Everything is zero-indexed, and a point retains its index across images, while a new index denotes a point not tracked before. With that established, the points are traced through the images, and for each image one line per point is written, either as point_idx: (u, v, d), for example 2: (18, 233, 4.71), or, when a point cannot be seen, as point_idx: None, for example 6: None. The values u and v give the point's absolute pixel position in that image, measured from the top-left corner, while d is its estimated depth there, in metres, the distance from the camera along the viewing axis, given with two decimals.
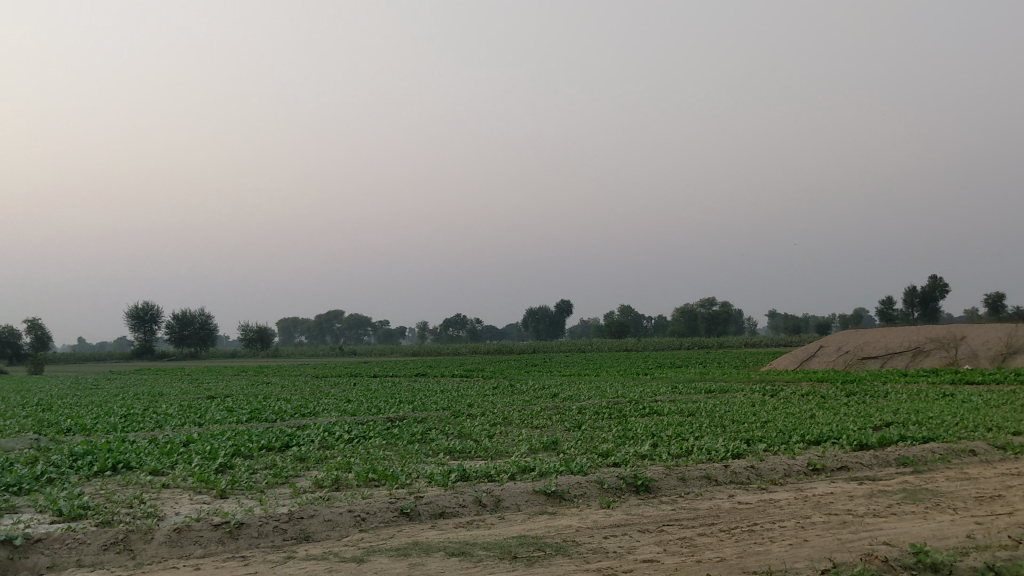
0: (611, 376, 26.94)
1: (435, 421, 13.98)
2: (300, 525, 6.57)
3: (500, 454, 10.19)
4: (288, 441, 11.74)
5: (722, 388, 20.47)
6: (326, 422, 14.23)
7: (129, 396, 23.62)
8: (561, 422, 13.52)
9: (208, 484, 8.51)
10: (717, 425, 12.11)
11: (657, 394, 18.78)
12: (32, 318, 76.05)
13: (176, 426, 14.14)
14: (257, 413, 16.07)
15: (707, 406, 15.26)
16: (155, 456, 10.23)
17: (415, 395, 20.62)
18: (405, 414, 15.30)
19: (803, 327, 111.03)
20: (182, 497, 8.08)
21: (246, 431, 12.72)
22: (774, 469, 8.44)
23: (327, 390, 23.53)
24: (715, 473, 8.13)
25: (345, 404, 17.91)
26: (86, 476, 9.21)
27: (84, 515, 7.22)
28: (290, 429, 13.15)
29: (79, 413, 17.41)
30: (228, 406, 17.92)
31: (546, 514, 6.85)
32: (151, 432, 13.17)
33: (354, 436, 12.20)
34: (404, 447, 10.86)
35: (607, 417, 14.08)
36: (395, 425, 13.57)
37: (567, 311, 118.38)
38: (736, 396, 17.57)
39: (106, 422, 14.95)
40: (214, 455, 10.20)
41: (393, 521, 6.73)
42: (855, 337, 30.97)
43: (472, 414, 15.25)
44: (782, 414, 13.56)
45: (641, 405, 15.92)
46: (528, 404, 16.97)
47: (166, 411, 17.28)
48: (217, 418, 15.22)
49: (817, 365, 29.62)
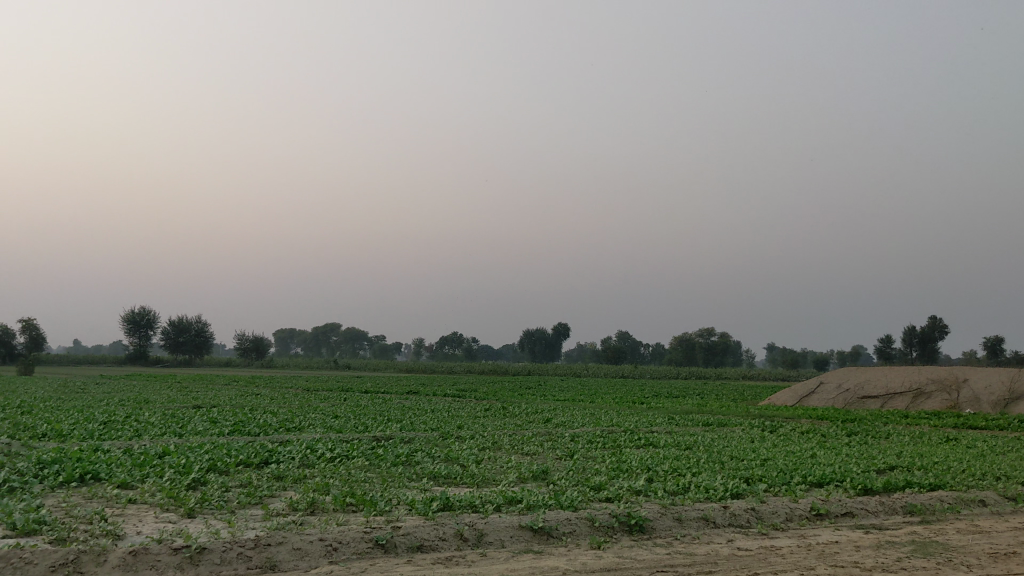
0: (606, 404, 26.47)
1: (422, 443, 13.51)
2: (267, 553, 6.11)
3: (488, 482, 9.73)
4: (267, 457, 11.28)
5: (719, 421, 20.00)
6: (310, 438, 13.76)
7: (115, 401, 23.18)
8: (553, 450, 13.06)
9: (176, 501, 8.04)
10: (714, 462, 11.66)
11: (652, 424, 18.31)
12: (27, 317, 75.62)
13: (154, 436, 13.66)
14: (241, 426, 15.58)
15: (704, 440, 14.79)
16: (126, 467, 9.75)
17: (405, 413, 20.15)
18: (393, 434, 14.82)
19: (800, 361, 110.46)
20: (147, 514, 7.61)
21: (226, 445, 12.25)
22: (775, 513, 7.99)
23: (316, 405, 23.05)
24: (713, 515, 7.68)
25: (332, 421, 17.42)
26: (50, 487, 8.73)
27: (39, 530, 6.75)
28: (271, 445, 12.67)
29: (59, 417, 16.95)
30: (212, 417, 17.44)
31: (532, 552, 6.40)
32: (127, 441, 12.69)
33: (337, 455, 11.73)
34: (387, 470, 10.39)
35: (601, 446, 13.62)
36: (381, 445, 13.10)
37: (565, 335, 117.88)
38: (734, 431, 17.10)
39: (83, 429, 14.47)
40: (188, 469, 9.73)
41: (366, 553, 6.27)
42: (856, 375, 30.48)
43: (461, 437, 14.78)
44: (782, 452, 13.11)
45: (637, 436, 15.47)
46: (520, 429, 16.49)
47: (148, 419, 16.80)
48: (199, 429, 14.75)
49: (816, 402, 29.14)
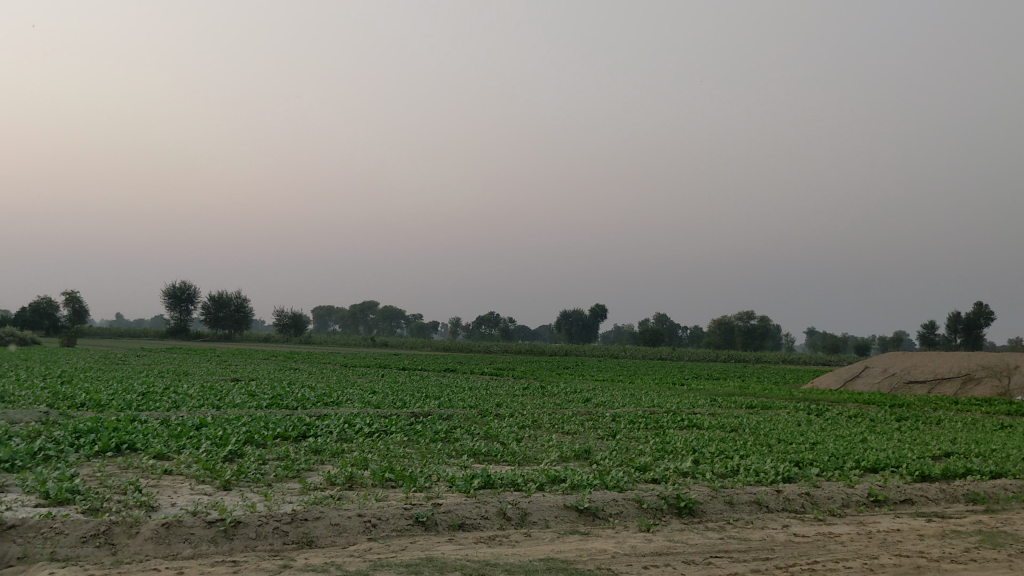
0: (645, 385, 26.12)
1: (461, 420, 13.28)
2: (303, 528, 5.89)
3: (530, 460, 9.47)
4: (305, 431, 11.10)
5: (763, 404, 19.59)
6: (348, 413, 13.59)
7: (154, 373, 23.27)
8: (595, 429, 12.76)
9: (211, 473, 7.86)
10: (762, 445, 11.31)
11: (694, 406, 17.95)
12: (70, 290, 76.60)
13: (192, 408, 13.56)
14: (279, 399, 15.44)
15: (750, 423, 14.41)
16: (162, 438, 9.60)
17: (443, 390, 19.95)
18: (431, 411, 14.61)
19: (841, 346, 109.07)
20: (182, 486, 7.42)
21: (263, 418, 12.09)
22: (831, 498, 7.64)
23: (354, 380, 22.92)
24: (765, 499, 7.35)
25: (370, 396, 17.30)
26: (86, 456, 8.60)
27: (72, 500, 6.59)
28: (308, 418, 12.50)
29: (98, 387, 16.96)
30: (249, 390, 17.37)
31: (578, 534, 6.12)
32: (165, 412, 12.59)
33: (375, 430, 11.52)
34: (426, 446, 10.16)
35: (643, 427, 13.30)
36: (419, 421, 12.89)
37: (601, 316, 117.44)
38: (779, 414, 16.70)
39: (122, 399, 14.42)
40: (225, 441, 9.55)
41: (406, 531, 6.03)
42: (902, 359, 29.84)
43: (500, 415, 14.54)
44: (831, 436, 12.71)
45: (679, 417, 15.13)
46: (560, 408, 16.21)
47: (187, 391, 16.73)
48: (236, 402, 14.66)
49: (861, 387, 28.59)
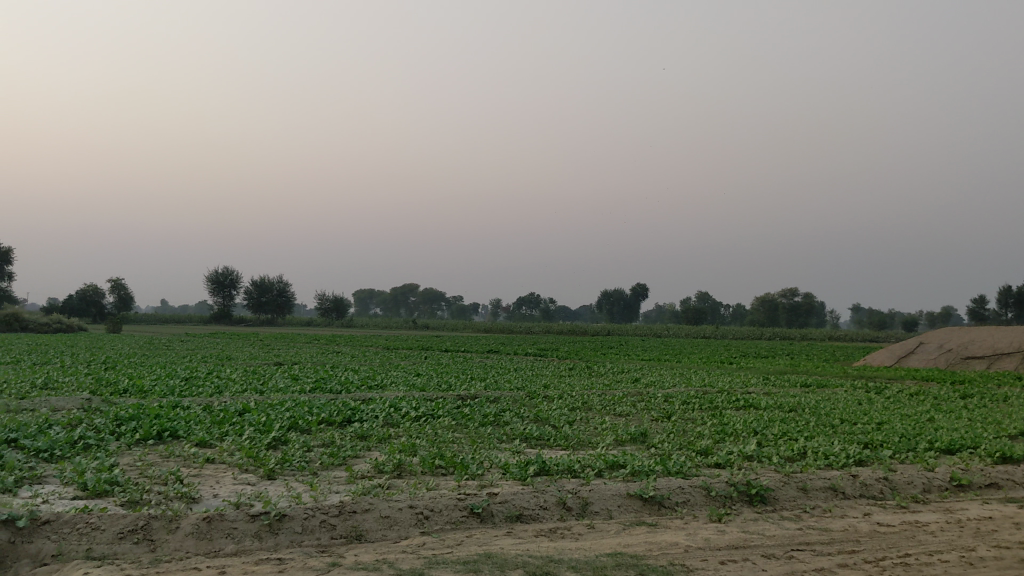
0: (693, 363, 25.59)
1: (510, 403, 12.89)
2: (352, 521, 5.53)
3: (585, 444, 9.06)
4: (350, 416, 10.77)
5: (819, 382, 18.98)
6: (393, 396, 13.26)
7: (198, 359, 23.20)
8: (648, 411, 12.32)
9: (255, 461, 7.54)
10: (826, 426, 10.79)
11: (748, 385, 17.41)
12: (115, 278, 77.49)
13: (235, 393, 13.30)
14: (322, 383, 15.17)
15: (808, 403, 13.88)
16: (205, 425, 9.30)
17: (488, 372, 19.59)
18: (478, 393, 14.24)
19: (889, 322, 107.27)
20: (225, 476, 7.10)
21: (307, 403, 11.79)
22: (910, 483, 7.15)
23: (397, 363, 22.67)
24: (840, 484, 6.88)
25: (414, 379, 16.99)
26: (126, 445, 8.31)
27: (111, 492, 6.30)
28: (352, 402, 12.17)
29: (142, 373, 16.83)
30: (292, 375, 17.15)
31: (645, 526, 5.70)
32: (208, 398, 12.35)
33: (422, 414, 11.17)
34: (475, 431, 9.77)
35: (698, 408, 12.83)
36: (466, 404, 12.53)
37: (643, 295, 116.62)
38: (837, 393, 16.12)
39: (164, 386, 14.22)
40: (268, 428, 9.23)
41: (461, 523, 5.65)
42: (959, 334, 28.96)
43: (549, 397, 14.13)
44: (897, 416, 12.16)
45: (734, 397, 14.63)
46: (610, 389, 15.76)
47: (230, 377, 16.52)
48: (279, 386, 14.40)
49: (916, 363, 27.83)
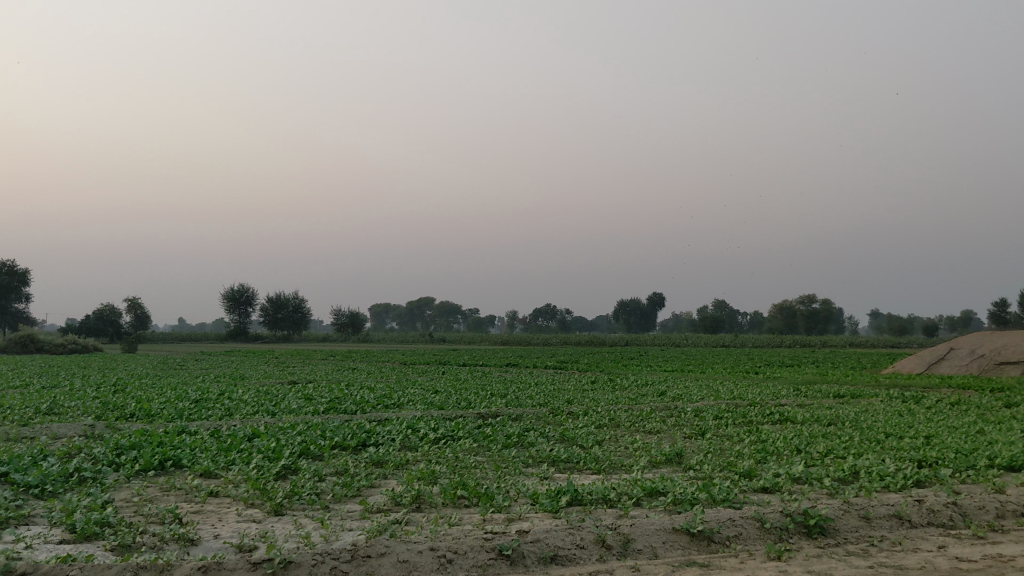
0: (718, 374, 24.93)
1: (533, 421, 12.26)
2: (366, 567, 4.92)
3: (617, 468, 8.43)
4: (365, 439, 10.16)
5: (852, 392, 18.26)
6: (410, 416, 12.64)
7: (209, 378, 22.65)
8: (680, 428, 11.66)
9: (262, 494, 6.95)
10: (873, 442, 10.13)
11: (779, 397, 16.70)
12: (132, 297, 77.55)
13: (246, 416, 12.71)
14: (336, 403, 14.57)
15: (847, 415, 13.21)
16: (210, 453, 8.71)
17: (508, 387, 18.94)
18: (499, 411, 13.60)
19: (909, 327, 106.16)
20: (228, 512, 6.50)
21: (319, 425, 11.19)
22: (981, 507, 6.49)
23: (414, 379, 22.07)
24: (905, 511, 6.22)
25: (432, 396, 16.38)
26: (125, 477, 7.72)
27: (102, 535, 5.70)
28: (367, 424, 11.55)
29: (151, 396, 16.26)
30: (306, 394, 16.54)
31: (695, 566, 5.07)
32: (217, 422, 11.76)
33: (441, 436, 10.54)
34: (498, 454, 9.15)
35: (732, 423, 12.18)
36: (488, 423, 11.90)
37: (659, 304, 115.77)
38: (874, 403, 15.43)
39: (172, 408, 13.66)
40: (277, 456, 8.64)
41: (488, 568, 5.02)
42: (991, 339, 28.18)
43: (573, 413, 13.50)
44: (944, 428, 11.47)
45: (767, 410, 13.97)
46: (636, 404, 15.11)
47: (241, 397, 15.93)
48: (292, 407, 13.82)
49: (947, 369, 27.07)
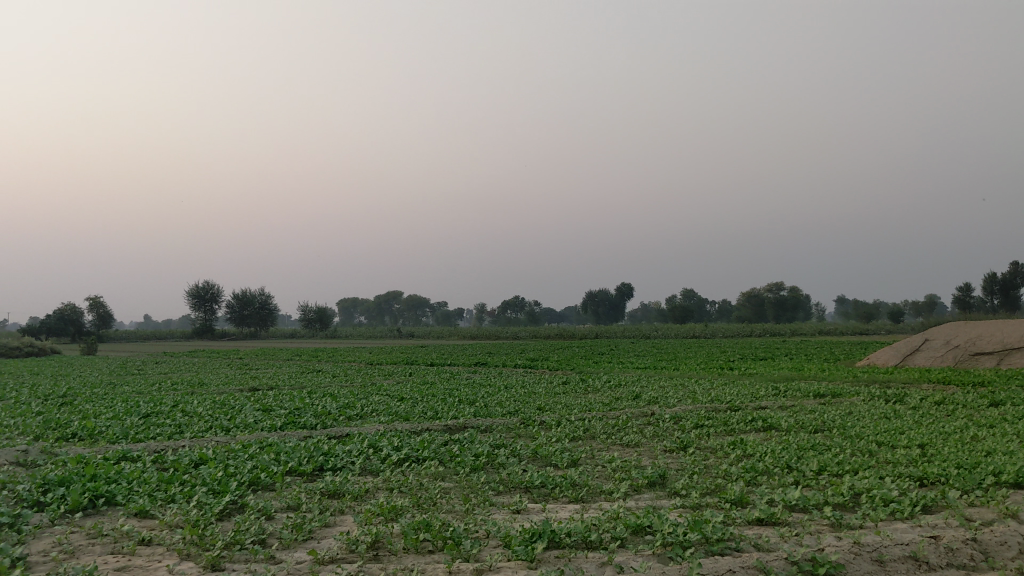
0: (692, 371, 24.38)
1: (502, 435, 11.52)
2: None
3: (597, 495, 7.72)
4: (321, 462, 9.35)
5: (833, 390, 17.71)
6: (373, 432, 11.82)
7: (166, 386, 21.63)
8: (660, 440, 10.96)
9: (200, 543, 6.15)
10: (867, 455, 9.54)
11: (758, 399, 16.08)
12: (94, 295, 75.92)
13: (195, 434, 11.82)
14: (295, 416, 13.70)
15: (832, 420, 12.63)
16: (147, 487, 7.85)
17: (477, 392, 18.15)
18: (468, 423, 12.81)
19: (874, 313, 107.01)
20: (159, 567, 5.70)
21: (273, 445, 10.33)
22: (1002, 543, 5.90)
23: (381, 384, 21.17)
24: (922, 551, 5.60)
25: (398, 405, 15.57)
26: (49, 522, 6.86)
27: None
28: (326, 443, 10.71)
29: (97, 410, 15.27)
30: (264, 405, 15.64)
31: None
32: (163, 443, 10.86)
33: (405, 457, 9.74)
34: (467, 479, 8.41)
35: (715, 433, 11.52)
36: (455, 439, 11.11)
37: (627, 295, 115.21)
38: (858, 405, 14.88)
39: (118, 426, 12.73)
40: (223, 488, 7.81)
41: None
42: (966, 329, 27.85)
43: (546, 423, 12.76)
44: (937, 437, 10.92)
45: (748, 415, 13.35)
46: (611, 410, 14.41)
47: (195, 411, 15.01)
48: (247, 423, 12.95)
49: (922, 361, 26.73)
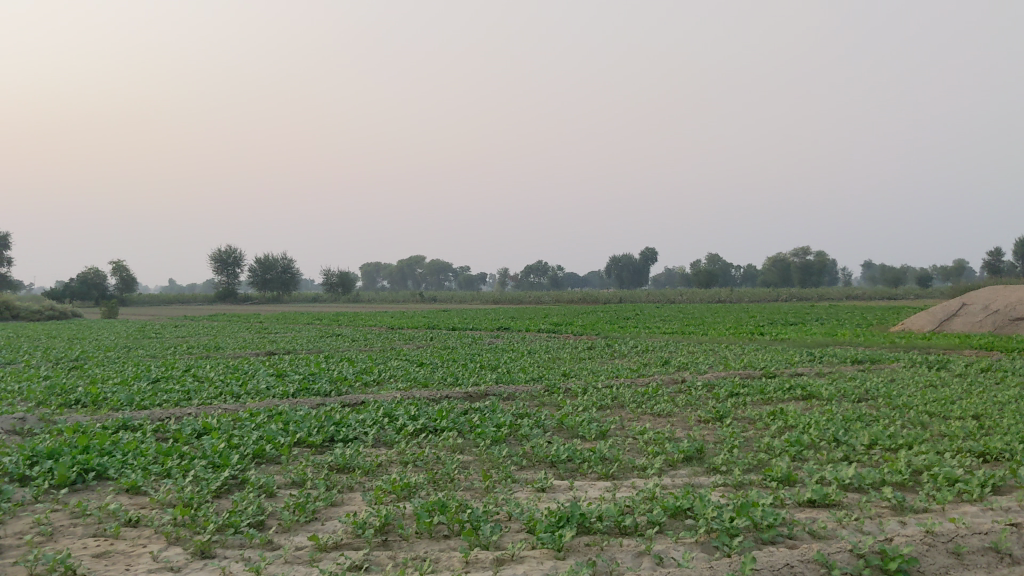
0: (722, 337, 23.69)
1: (525, 402, 10.89)
2: None
3: (629, 472, 7.07)
4: (332, 432, 8.74)
5: (871, 356, 16.96)
6: (389, 399, 11.21)
7: (182, 350, 21.21)
8: (693, 410, 10.28)
9: (191, 526, 5.56)
10: (919, 427, 8.83)
11: (793, 364, 15.35)
12: (117, 259, 76.27)
13: (203, 401, 11.28)
14: (309, 383, 13.16)
15: (876, 389, 11.90)
16: (142, 461, 7.27)
17: (499, 357, 17.58)
18: (489, 390, 12.21)
19: (902, 278, 105.46)
20: (142, 553, 5.10)
21: (282, 414, 9.73)
22: None
23: (400, 349, 20.62)
24: (1004, 542, 4.89)
25: (416, 370, 15.01)
26: (30, 499, 6.28)
27: None
28: (338, 411, 10.11)
29: (107, 375, 14.80)
30: (279, 370, 15.11)
31: None
32: (167, 411, 10.32)
33: (421, 428, 9.11)
34: (488, 452, 7.78)
35: (751, 402, 10.83)
36: (475, 407, 10.48)
37: (651, 259, 114.39)
38: (900, 372, 14.13)
39: (124, 392, 12.24)
40: (223, 461, 7.19)
41: None
42: (1006, 292, 26.89)
43: (572, 391, 12.12)
44: (991, 407, 10.19)
45: (786, 382, 12.65)
46: (639, 377, 13.75)
47: (207, 376, 14.49)
48: (258, 389, 12.38)
49: (959, 326, 25.87)
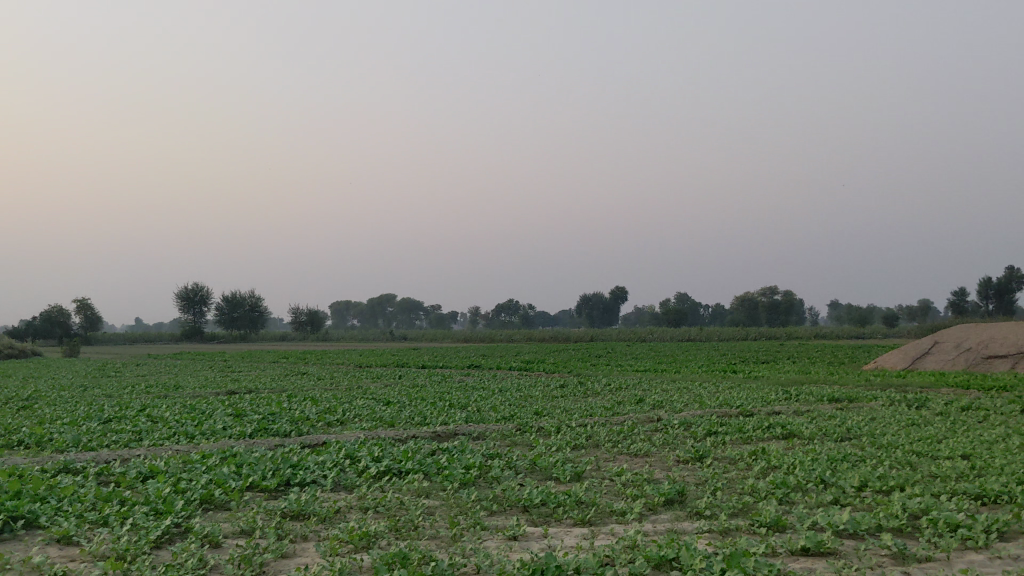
0: (694, 375, 23.31)
1: (495, 442, 10.36)
2: None
3: (606, 518, 6.57)
4: (288, 475, 8.18)
5: (848, 394, 16.60)
6: (352, 440, 10.64)
7: (139, 389, 20.42)
8: (672, 450, 9.81)
9: None
10: (908, 468, 8.41)
11: (770, 403, 14.95)
12: (82, 298, 75.01)
13: (154, 443, 10.62)
14: (268, 422, 12.53)
15: (858, 427, 11.50)
16: (79, 507, 6.68)
17: (468, 395, 17.03)
18: (458, 429, 11.66)
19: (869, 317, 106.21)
20: None
21: (237, 456, 9.14)
22: None
23: (367, 387, 20.02)
24: None
25: (382, 409, 14.41)
26: None
27: None
28: (297, 453, 9.53)
29: (56, 415, 14.05)
30: (239, 410, 14.44)
31: None
32: (114, 453, 9.68)
33: (385, 470, 8.56)
34: (455, 496, 7.25)
35: (731, 441, 10.38)
36: (441, 448, 9.94)
37: (621, 297, 114.54)
38: (880, 410, 13.76)
39: (71, 432, 11.56)
40: (167, 508, 6.61)
41: None
42: (978, 330, 26.79)
43: (543, 430, 11.61)
44: (979, 446, 9.81)
45: (765, 421, 12.22)
46: (613, 415, 13.26)
47: (161, 416, 13.79)
48: (214, 430, 11.74)
49: (931, 365, 25.71)
